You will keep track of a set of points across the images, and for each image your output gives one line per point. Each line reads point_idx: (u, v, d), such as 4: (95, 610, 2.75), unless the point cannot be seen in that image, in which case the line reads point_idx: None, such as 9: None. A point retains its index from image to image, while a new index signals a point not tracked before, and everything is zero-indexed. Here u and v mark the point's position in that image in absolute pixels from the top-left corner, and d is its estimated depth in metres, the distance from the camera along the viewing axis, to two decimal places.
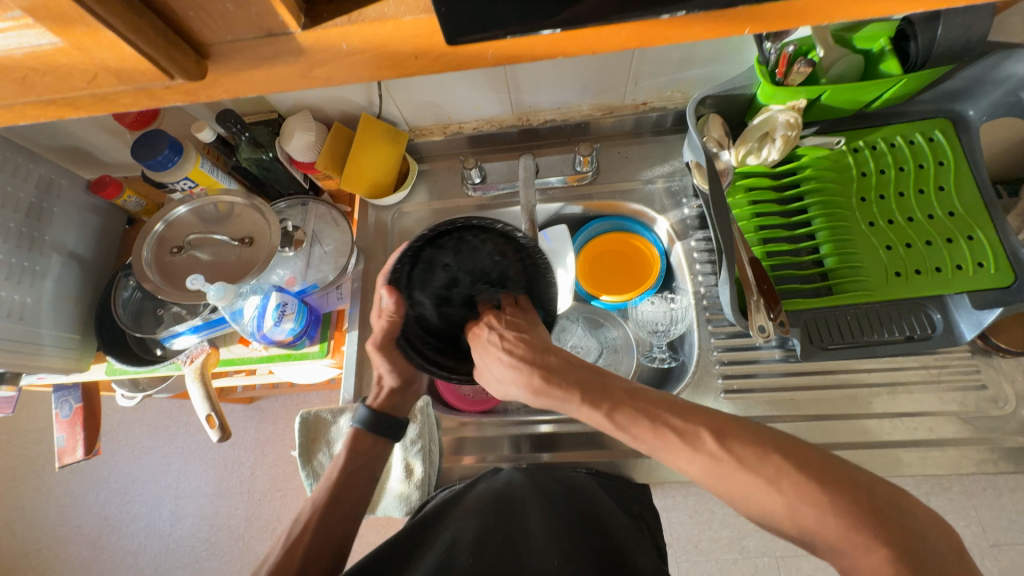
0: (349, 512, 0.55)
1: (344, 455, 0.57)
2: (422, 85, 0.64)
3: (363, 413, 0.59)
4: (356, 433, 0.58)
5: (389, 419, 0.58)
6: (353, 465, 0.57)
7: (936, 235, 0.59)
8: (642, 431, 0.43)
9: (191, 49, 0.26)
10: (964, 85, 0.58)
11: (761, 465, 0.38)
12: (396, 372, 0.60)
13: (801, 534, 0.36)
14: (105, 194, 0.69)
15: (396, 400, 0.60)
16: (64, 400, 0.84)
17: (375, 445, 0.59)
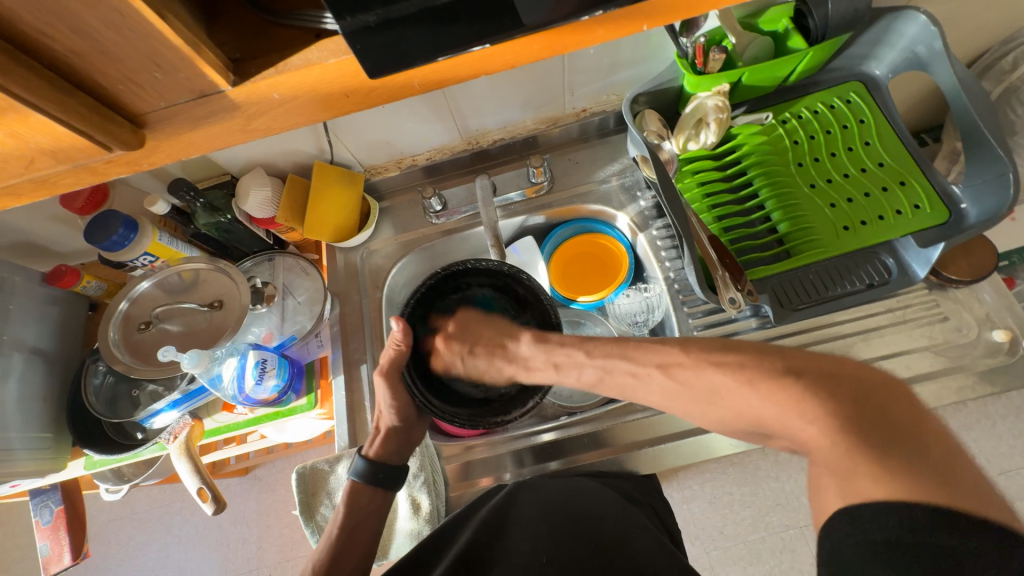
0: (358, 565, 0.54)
1: (342, 512, 0.55)
2: (369, 125, 0.66)
3: (359, 465, 0.57)
4: (354, 486, 0.57)
5: (384, 467, 0.56)
6: (353, 522, 0.55)
7: (873, 186, 0.63)
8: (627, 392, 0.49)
9: (126, 119, 0.27)
10: (865, 47, 0.63)
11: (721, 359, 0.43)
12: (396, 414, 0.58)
13: None
14: (62, 282, 0.68)
15: (392, 446, 0.58)
16: (43, 506, 0.79)
17: (375, 498, 0.57)
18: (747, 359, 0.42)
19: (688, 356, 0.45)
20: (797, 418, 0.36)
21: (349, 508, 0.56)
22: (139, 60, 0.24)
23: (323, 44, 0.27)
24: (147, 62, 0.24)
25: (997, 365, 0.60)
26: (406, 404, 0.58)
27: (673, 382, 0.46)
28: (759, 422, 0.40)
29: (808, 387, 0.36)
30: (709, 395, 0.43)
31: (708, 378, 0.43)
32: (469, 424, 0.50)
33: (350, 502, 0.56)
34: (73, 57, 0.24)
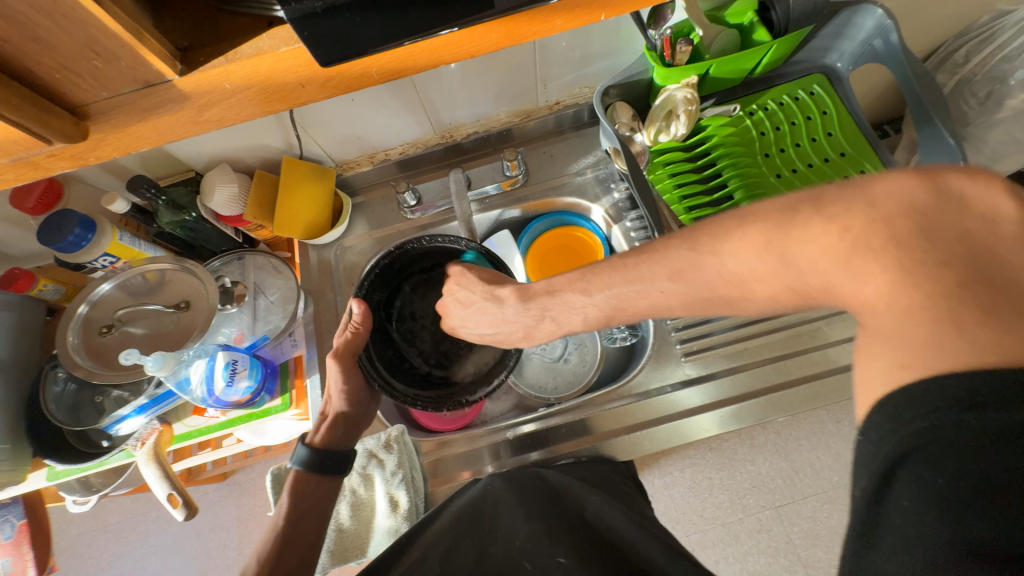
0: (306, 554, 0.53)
1: (288, 501, 0.55)
2: (338, 119, 0.65)
3: (303, 453, 0.56)
4: (298, 474, 0.56)
5: (332, 454, 0.56)
6: (300, 511, 0.54)
7: (835, 175, 0.65)
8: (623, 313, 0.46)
9: (67, 111, 0.26)
10: (826, 42, 0.65)
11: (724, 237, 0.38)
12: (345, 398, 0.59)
13: None
14: (16, 287, 0.65)
15: (338, 433, 0.59)
16: (4, 521, 0.76)
17: (323, 485, 0.57)
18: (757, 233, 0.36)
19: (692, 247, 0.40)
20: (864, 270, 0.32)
21: (295, 494, 0.56)
22: (77, 48, 0.23)
23: (275, 32, 0.27)
24: (85, 50, 0.23)
25: None
26: (357, 388, 0.59)
27: (686, 285, 0.40)
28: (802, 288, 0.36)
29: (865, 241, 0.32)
30: (738, 288, 0.38)
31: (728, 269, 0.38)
32: (432, 406, 0.53)
33: (295, 492, 0.56)
34: (2, 44, 0.22)
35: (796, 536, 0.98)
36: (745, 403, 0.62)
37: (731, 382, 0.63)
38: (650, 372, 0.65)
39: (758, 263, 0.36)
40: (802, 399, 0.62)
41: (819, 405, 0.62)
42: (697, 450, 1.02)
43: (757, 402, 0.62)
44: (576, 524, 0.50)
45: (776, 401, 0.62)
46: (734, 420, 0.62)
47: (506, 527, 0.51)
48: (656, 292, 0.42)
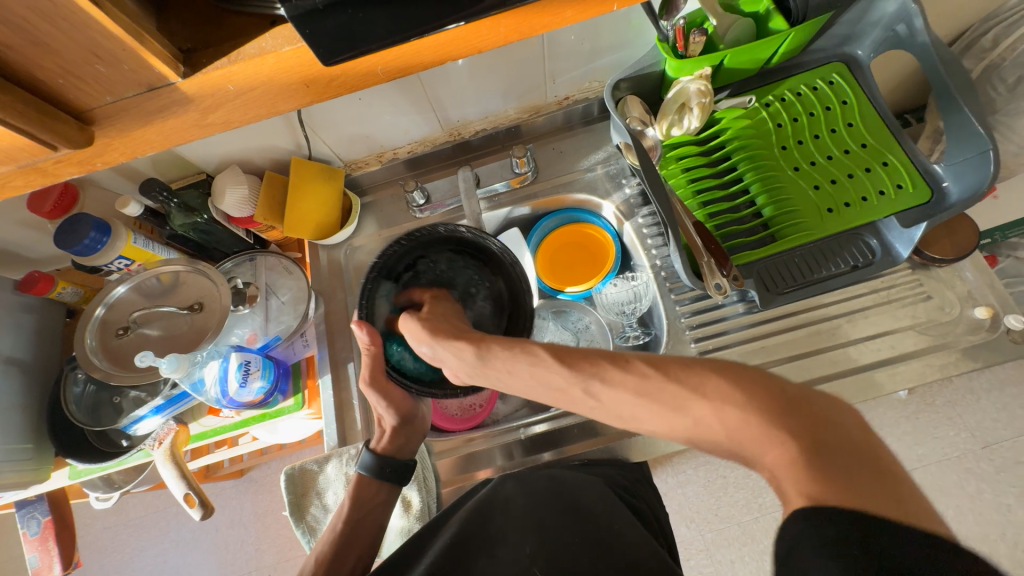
0: (357, 563, 0.54)
1: (348, 505, 0.56)
2: (347, 118, 0.64)
3: (366, 459, 0.57)
4: (360, 479, 0.57)
5: (393, 461, 0.57)
6: (359, 513, 0.56)
7: (856, 167, 0.63)
8: (605, 369, 0.42)
9: (72, 117, 0.26)
10: (847, 29, 0.62)
11: (687, 376, 0.37)
12: (393, 410, 0.60)
13: None
14: (36, 290, 0.66)
15: (400, 441, 0.59)
16: (30, 517, 0.78)
17: (379, 493, 0.57)
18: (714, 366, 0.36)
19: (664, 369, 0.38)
20: (765, 442, 0.31)
21: (354, 501, 0.56)
22: (78, 52, 0.23)
23: (278, 31, 0.26)
24: (87, 54, 0.23)
25: (980, 341, 0.60)
26: (401, 399, 0.60)
27: (637, 391, 0.39)
28: (736, 449, 0.33)
29: (761, 408, 0.32)
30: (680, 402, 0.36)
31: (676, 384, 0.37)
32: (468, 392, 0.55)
33: (356, 496, 0.57)
34: (5, 51, 0.22)
35: None
36: None
37: None
38: None
39: (721, 413, 0.34)
40: None
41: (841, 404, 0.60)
42: None
43: None
44: (588, 534, 0.49)
45: None
46: None
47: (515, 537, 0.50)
48: (600, 380, 0.42)
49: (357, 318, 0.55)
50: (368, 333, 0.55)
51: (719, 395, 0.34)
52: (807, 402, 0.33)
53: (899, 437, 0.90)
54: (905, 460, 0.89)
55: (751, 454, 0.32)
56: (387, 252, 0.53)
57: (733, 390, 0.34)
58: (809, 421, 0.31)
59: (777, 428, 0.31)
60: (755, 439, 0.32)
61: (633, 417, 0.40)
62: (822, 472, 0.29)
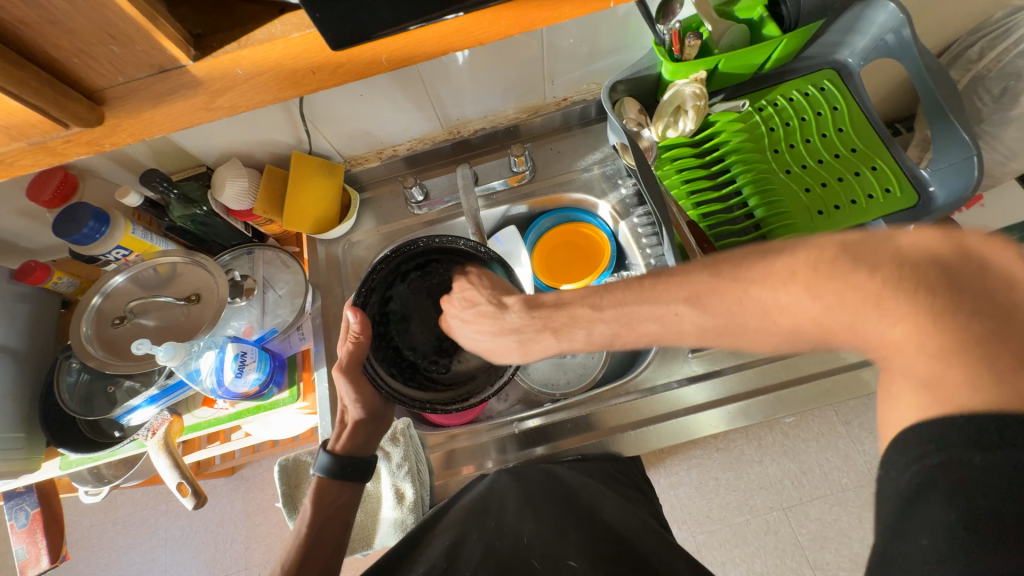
0: (329, 563, 0.53)
1: (310, 508, 0.55)
2: (348, 114, 0.65)
3: (326, 461, 0.56)
4: (320, 482, 0.56)
5: (353, 461, 0.56)
6: (323, 517, 0.54)
7: (846, 171, 0.64)
8: None
9: (84, 96, 0.27)
10: (837, 36, 0.64)
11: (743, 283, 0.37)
12: (361, 405, 0.57)
13: None
14: (31, 279, 0.66)
15: (360, 437, 0.57)
16: (18, 509, 0.77)
17: (343, 491, 0.56)
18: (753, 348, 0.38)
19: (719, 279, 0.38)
20: (880, 320, 0.31)
21: (317, 501, 0.55)
22: (93, 31, 0.24)
23: (287, 18, 0.27)
24: (101, 33, 0.24)
25: None
26: (373, 397, 0.57)
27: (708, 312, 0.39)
28: None
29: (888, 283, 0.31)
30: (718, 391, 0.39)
31: None
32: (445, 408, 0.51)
33: (318, 496, 0.56)
34: (22, 27, 0.23)
35: (804, 539, 0.96)
36: (753, 400, 0.61)
37: (739, 378, 0.62)
38: (656, 369, 0.64)
39: None
40: (811, 395, 0.61)
41: (826, 402, 0.61)
42: (704, 450, 1.01)
43: (764, 399, 0.61)
44: (585, 524, 0.52)
45: (785, 398, 0.61)
46: (742, 416, 0.62)
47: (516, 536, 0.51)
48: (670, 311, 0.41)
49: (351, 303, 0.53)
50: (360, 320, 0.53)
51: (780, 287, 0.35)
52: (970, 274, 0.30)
53: None
54: None
55: (845, 338, 0.34)
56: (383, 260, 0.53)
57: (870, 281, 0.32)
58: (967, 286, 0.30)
59: (902, 301, 0.31)
60: (859, 330, 0.33)
61: None
62: (991, 365, 0.28)
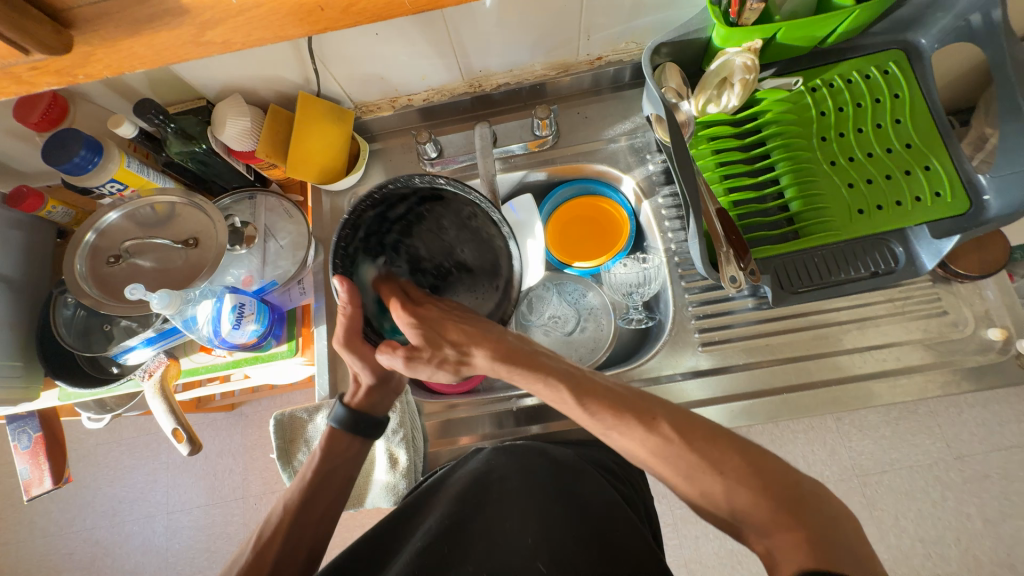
0: (325, 512, 0.53)
1: (319, 456, 0.54)
2: (361, 55, 0.59)
3: (340, 413, 0.55)
4: (332, 433, 0.55)
5: (367, 419, 0.55)
6: (330, 466, 0.54)
7: (896, 169, 0.59)
8: (621, 416, 0.44)
9: (50, 19, 0.24)
10: (916, 11, 0.56)
11: (709, 450, 0.40)
12: (371, 372, 0.53)
13: (731, 513, 0.39)
14: (25, 206, 0.64)
15: (374, 399, 0.56)
16: (21, 431, 0.79)
17: (353, 445, 0.55)
18: (727, 446, 0.41)
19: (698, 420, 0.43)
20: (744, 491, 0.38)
21: (326, 452, 0.55)
22: None
23: None
24: None
25: (985, 362, 0.59)
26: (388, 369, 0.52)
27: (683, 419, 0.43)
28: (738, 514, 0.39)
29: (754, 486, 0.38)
30: (695, 485, 0.40)
31: (689, 458, 0.41)
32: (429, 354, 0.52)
33: (328, 447, 0.55)
34: None
35: None
36: (757, 400, 0.60)
37: (746, 377, 0.61)
38: (663, 359, 0.63)
39: (731, 492, 0.39)
40: (817, 402, 0.59)
41: (832, 410, 0.59)
42: None
43: (769, 400, 0.60)
44: (586, 530, 0.47)
45: (791, 402, 0.59)
46: (745, 416, 0.59)
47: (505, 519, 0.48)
48: (658, 407, 0.44)
49: (338, 271, 0.44)
50: (350, 290, 0.45)
51: (732, 472, 0.39)
52: (810, 501, 0.38)
53: (876, 440, 0.97)
54: (876, 462, 0.96)
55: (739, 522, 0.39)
56: (366, 203, 0.42)
57: (752, 477, 0.39)
58: (808, 516, 0.37)
59: (789, 518, 0.36)
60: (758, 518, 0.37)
61: (627, 449, 0.44)
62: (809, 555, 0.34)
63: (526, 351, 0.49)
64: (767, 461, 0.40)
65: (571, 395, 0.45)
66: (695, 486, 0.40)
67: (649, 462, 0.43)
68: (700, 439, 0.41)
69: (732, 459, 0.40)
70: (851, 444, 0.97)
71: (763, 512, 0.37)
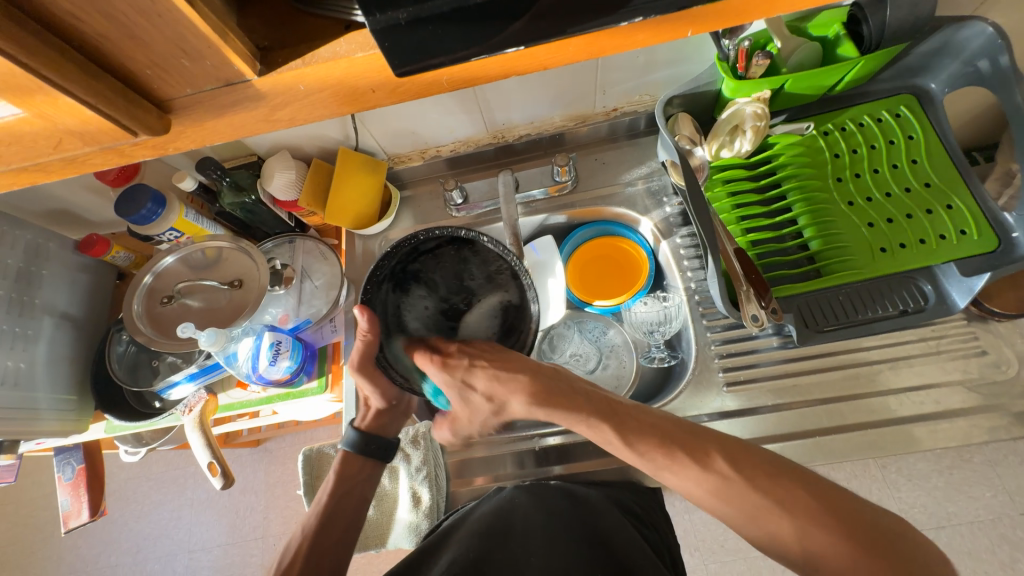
0: (342, 537, 0.54)
1: (332, 480, 0.56)
2: (397, 113, 0.65)
3: (352, 436, 0.57)
4: (345, 456, 0.57)
5: (379, 440, 0.57)
6: (344, 489, 0.56)
7: (917, 208, 0.59)
8: (676, 457, 0.43)
9: (153, 106, 0.29)
10: (922, 60, 0.59)
11: (770, 487, 0.39)
12: (381, 395, 0.57)
13: (807, 554, 0.37)
14: (93, 252, 0.70)
15: (384, 420, 0.59)
16: (66, 463, 0.83)
17: (365, 467, 0.58)
18: (795, 484, 0.39)
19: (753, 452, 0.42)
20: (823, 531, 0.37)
21: (339, 476, 0.57)
22: (169, 48, 0.26)
23: (352, 37, 0.28)
24: (176, 50, 0.26)
25: None
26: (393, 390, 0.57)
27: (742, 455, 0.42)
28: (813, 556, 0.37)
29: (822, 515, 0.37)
30: (753, 520, 0.39)
31: (752, 497, 0.39)
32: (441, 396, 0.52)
33: (341, 471, 0.57)
34: (102, 40, 0.25)
35: None
36: (790, 444, 0.58)
37: (775, 419, 0.59)
38: (687, 399, 0.62)
39: (803, 532, 0.37)
40: (854, 446, 0.57)
41: (871, 455, 0.56)
42: None
43: (802, 443, 0.58)
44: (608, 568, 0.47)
45: (825, 446, 0.57)
46: None
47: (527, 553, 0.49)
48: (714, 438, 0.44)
49: (360, 301, 0.48)
50: (370, 320, 0.48)
51: (801, 511, 0.38)
52: (898, 538, 0.36)
53: (929, 492, 0.89)
54: (931, 516, 0.89)
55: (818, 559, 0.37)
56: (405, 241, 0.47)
57: (820, 513, 0.37)
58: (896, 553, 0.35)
59: (871, 557, 0.34)
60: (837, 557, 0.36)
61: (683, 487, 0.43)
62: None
63: (561, 389, 0.51)
64: (837, 494, 0.39)
65: (616, 435, 0.46)
66: (761, 527, 0.39)
67: (706, 501, 0.42)
68: (760, 475, 0.40)
69: (795, 496, 0.39)
70: (900, 494, 0.90)
71: (845, 553, 0.35)
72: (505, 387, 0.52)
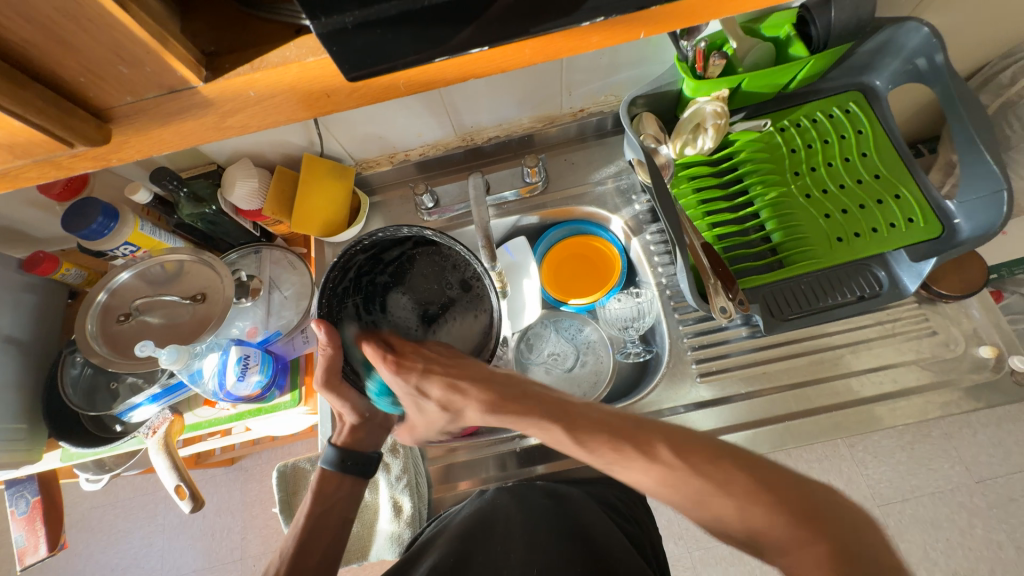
0: (322, 559, 0.52)
1: (309, 500, 0.54)
2: (362, 118, 0.64)
3: (330, 454, 0.56)
4: (324, 474, 0.56)
5: (355, 455, 0.56)
6: (321, 508, 0.54)
7: (868, 199, 0.63)
8: (624, 450, 0.42)
9: (91, 115, 0.28)
10: (867, 58, 0.62)
11: (711, 471, 0.39)
12: (353, 409, 0.56)
13: (750, 532, 0.37)
14: (40, 270, 0.66)
15: (360, 434, 0.58)
16: (20, 496, 0.78)
17: (343, 485, 0.56)
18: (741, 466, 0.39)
19: (696, 438, 0.42)
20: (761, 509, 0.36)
21: (318, 495, 0.55)
22: (104, 53, 0.24)
23: (302, 41, 0.27)
24: (112, 55, 0.25)
25: (982, 380, 0.60)
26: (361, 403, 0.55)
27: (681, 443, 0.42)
28: (753, 536, 0.37)
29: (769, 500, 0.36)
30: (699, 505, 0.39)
31: (693, 485, 0.39)
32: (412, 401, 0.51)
33: (319, 491, 0.56)
34: (29, 48, 0.24)
35: None
36: (761, 429, 0.60)
37: (747, 407, 0.61)
38: (662, 392, 0.63)
39: (744, 512, 0.37)
40: (820, 428, 0.59)
41: (837, 436, 0.59)
42: None
43: (773, 428, 0.60)
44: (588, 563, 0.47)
45: (794, 430, 0.59)
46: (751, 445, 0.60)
47: (508, 554, 0.49)
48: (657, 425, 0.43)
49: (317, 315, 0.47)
50: (328, 333, 0.47)
51: (743, 492, 0.37)
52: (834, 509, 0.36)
53: (893, 467, 0.94)
54: (896, 490, 0.93)
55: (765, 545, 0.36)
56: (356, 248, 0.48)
57: (758, 491, 0.37)
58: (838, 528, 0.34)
59: (807, 529, 0.34)
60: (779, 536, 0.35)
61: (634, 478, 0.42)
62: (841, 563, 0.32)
63: (517, 394, 0.49)
64: (778, 474, 0.38)
65: (565, 433, 0.45)
66: (709, 510, 0.38)
67: (659, 493, 0.41)
68: (700, 456, 0.40)
69: (734, 476, 0.38)
70: (868, 471, 0.94)
71: (783, 529, 0.35)
72: (463, 395, 0.49)
